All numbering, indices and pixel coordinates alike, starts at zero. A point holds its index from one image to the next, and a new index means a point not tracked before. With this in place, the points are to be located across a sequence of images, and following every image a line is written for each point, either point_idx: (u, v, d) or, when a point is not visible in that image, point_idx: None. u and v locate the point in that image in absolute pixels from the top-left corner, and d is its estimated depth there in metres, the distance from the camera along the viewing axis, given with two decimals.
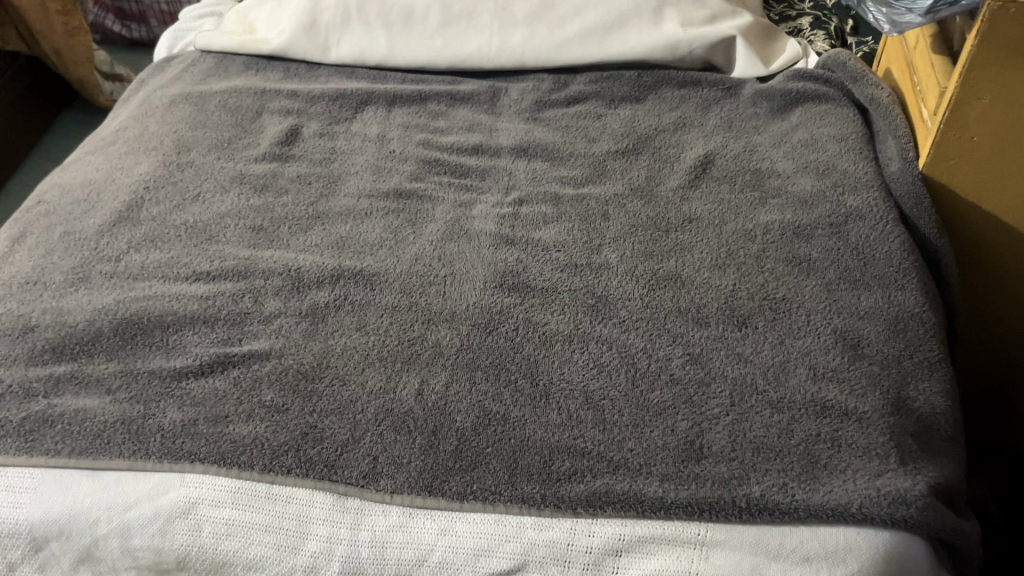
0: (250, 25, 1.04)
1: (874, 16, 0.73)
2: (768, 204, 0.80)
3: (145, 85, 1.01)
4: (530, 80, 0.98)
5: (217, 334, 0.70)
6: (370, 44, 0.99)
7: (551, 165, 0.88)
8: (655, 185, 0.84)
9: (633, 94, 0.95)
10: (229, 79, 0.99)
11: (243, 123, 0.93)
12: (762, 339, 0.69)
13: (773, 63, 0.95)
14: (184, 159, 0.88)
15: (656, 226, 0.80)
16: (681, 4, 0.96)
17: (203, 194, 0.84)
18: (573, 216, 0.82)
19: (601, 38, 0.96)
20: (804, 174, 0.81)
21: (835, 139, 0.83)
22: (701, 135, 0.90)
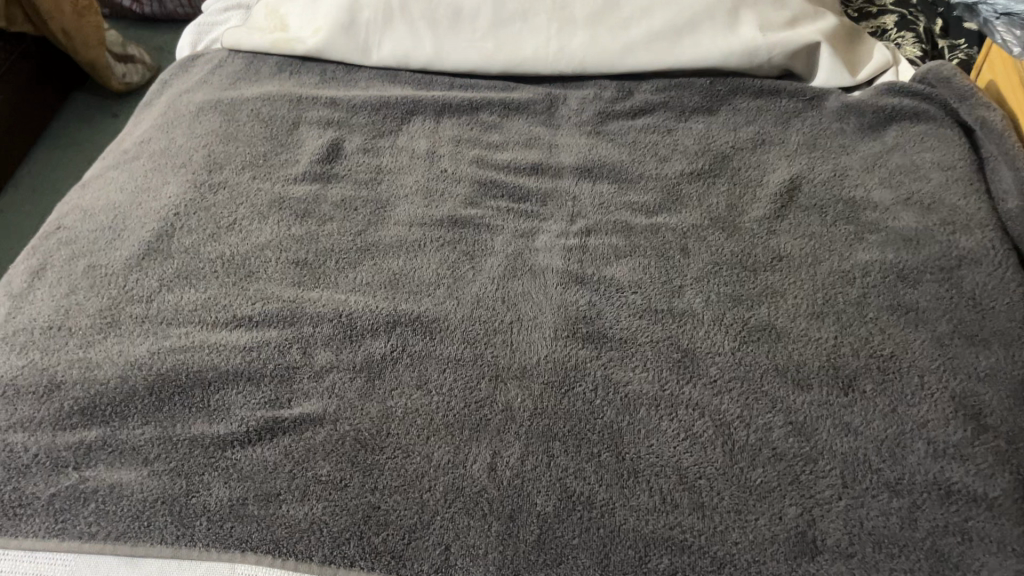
0: (281, 20, 0.94)
1: (1000, 38, 0.64)
2: (866, 242, 0.72)
3: (169, 87, 0.93)
4: (590, 88, 0.90)
5: (264, 394, 0.63)
6: (415, 46, 0.91)
7: (619, 188, 0.80)
8: (737, 214, 0.76)
9: (705, 106, 0.87)
10: (261, 83, 0.91)
11: (278, 135, 0.85)
12: (872, 406, 0.62)
13: (860, 71, 0.87)
14: (216, 180, 0.80)
15: (742, 265, 0.72)
16: (759, 4, 0.87)
17: (239, 222, 0.77)
18: (649, 250, 0.74)
19: (670, 41, 0.87)
20: (905, 207, 0.73)
21: (939, 166, 0.75)
22: (783, 155, 0.82)
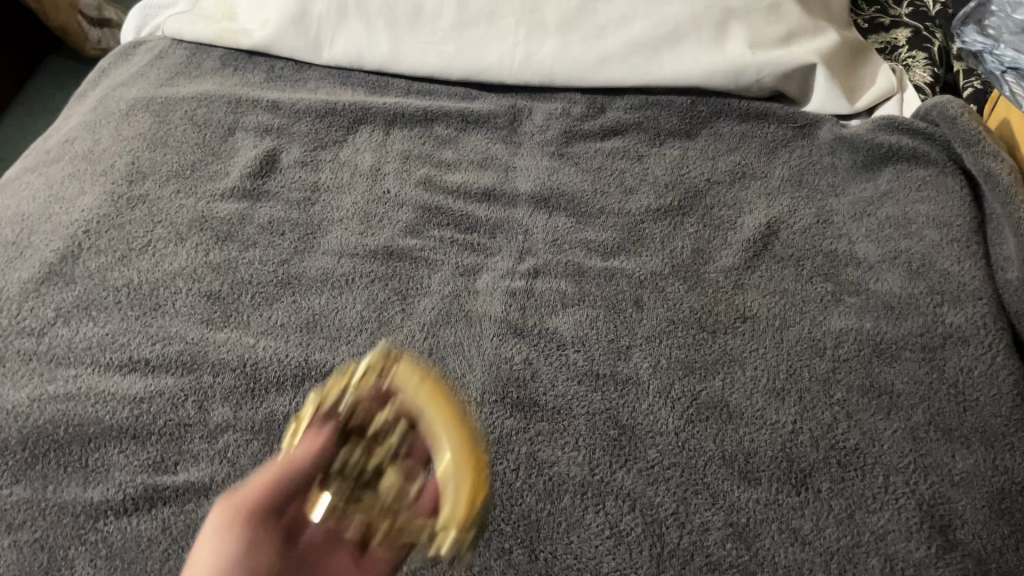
0: (229, 8, 0.86)
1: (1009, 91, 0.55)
2: (843, 305, 0.64)
3: (105, 78, 0.86)
4: (559, 101, 0.81)
5: (149, 455, 0.57)
6: (370, 45, 0.82)
7: (576, 222, 0.72)
8: (703, 262, 0.68)
9: (683, 129, 0.78)
10: (201, 80, 0.83)
11: (210, 142, 0.78)
12: (826, 510, 0.54)
13: (861, 98, 0.77)
14: (136, 192, 0.73)
15: (700, 325, 0.64)
16: (750, 17, 0.77)
17: (153, 244, 0.70)
18: (599, 299, 0.66)
19: (649, 55, 0.78)
20: (891, 267, 0.65)
21: (934, 222, 0.66)
22: (764, 192, 0.73)
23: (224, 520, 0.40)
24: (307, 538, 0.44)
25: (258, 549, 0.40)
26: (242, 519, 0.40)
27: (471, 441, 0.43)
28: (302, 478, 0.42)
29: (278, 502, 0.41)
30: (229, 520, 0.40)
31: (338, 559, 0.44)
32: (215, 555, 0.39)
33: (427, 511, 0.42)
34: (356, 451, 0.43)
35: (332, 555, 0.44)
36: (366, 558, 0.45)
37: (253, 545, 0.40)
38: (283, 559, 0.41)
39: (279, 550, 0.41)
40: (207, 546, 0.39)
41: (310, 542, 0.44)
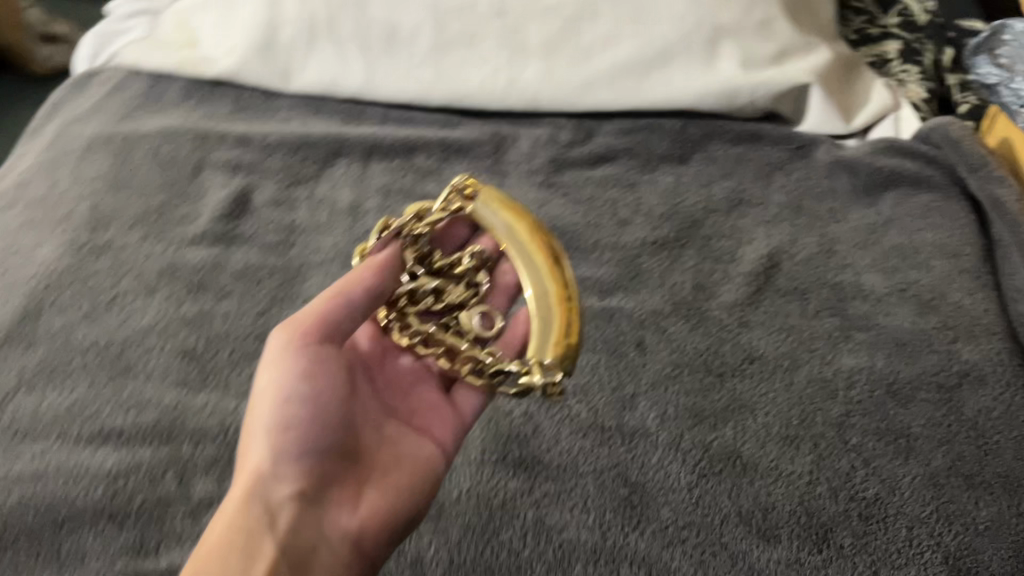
0: (190, 35, 0.82)
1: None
2: (853, 342, 0.62)
3: (60, 112, 0.81)
4: (544, 126, 0.78)
5: (127, 538, 0.53)
6: (343, 71, 0.78)
7: (569, 257, 0.69)
8: (705, 298, 0.65)
9: (675, 153, 0.75)
10: (164, 113, 0.78)
11: (177, 182, 0.73)
12: (850, 568, 0.52)
13: (856, 116, 0.75)
14: (99, 240, 0.69)
15: (706, 368, 0.61)
16: (743, 34, 0.74)
17: (120, 298, 0.65)
18: (600, 342, 0.63)
19: (638, 77, 0.75)
20: (901, 299, 0.63)
21: (942, 250, 0.64)
22: (763, 220, 0.70)
23: (286, 340, 0.52)
24: (388, 367, 0.59)
25: (315, 383, 0.52)
26: (304, 328, 0.53)
27: (560, 261, 0.58)
28: (341, 312, 0.54)
29: (334, 332, 0.54)
30: (289, 347, 0.52)
31: (378, 465, 0.52)
32: (280, 365, 0.52)
33: (507, 348, 0.57)
34: (427, 282, 0.58)
35: (378, 458, 0.53)
36: (414, 443, 0.54)
37: (316, 374, 0.52)
38: (351, 383, 0.54)
39: (336, 436, 0.51)
40: (279, 361, 0.52)
41: (390, 363, 0.59)
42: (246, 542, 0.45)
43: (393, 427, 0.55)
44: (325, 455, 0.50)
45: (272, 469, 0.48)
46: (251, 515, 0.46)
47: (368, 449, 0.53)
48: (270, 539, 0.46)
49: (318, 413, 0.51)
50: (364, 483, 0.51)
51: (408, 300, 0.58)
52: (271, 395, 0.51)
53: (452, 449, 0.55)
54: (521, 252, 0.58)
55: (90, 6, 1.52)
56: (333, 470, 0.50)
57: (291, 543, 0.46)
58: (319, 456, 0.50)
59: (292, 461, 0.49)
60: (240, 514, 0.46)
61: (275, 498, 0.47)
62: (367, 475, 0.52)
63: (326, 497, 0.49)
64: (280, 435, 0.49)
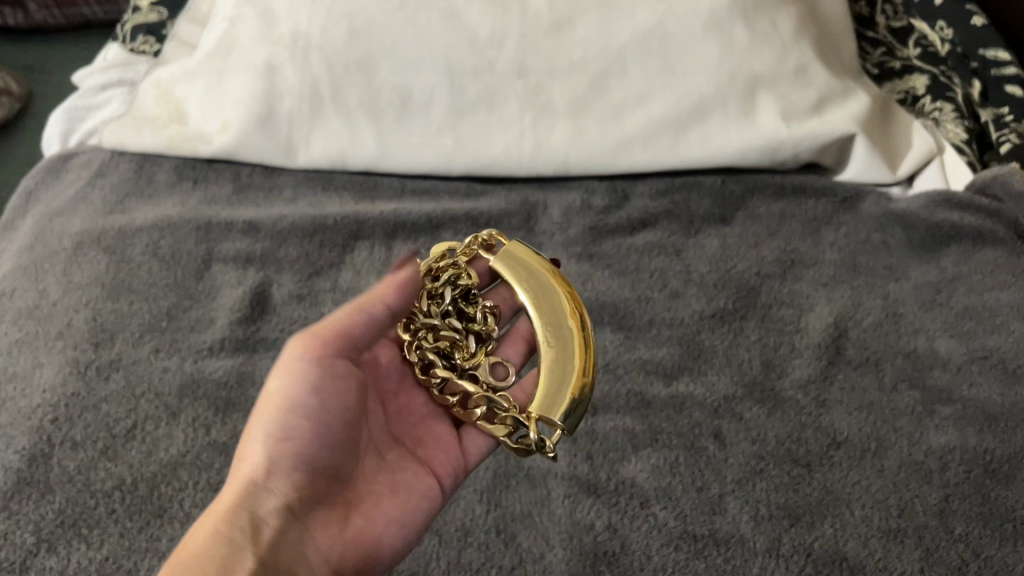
0: (176, 107, 0.74)
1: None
2: (938, 417, 0.58)
3: (38, 203, 0.73)
4: (576, 191, 0.73)
5: None
6: (353, 143, 0.72)
7: (624, 338, 0.65)
8: (776, 377, 0.62)
9: (717, 213, 0.71)
10: (159, 202, 0.72)
11: (185, 281, 0.66)
12: None
13: (900, 163, 0.73)
14: (106, 358, 0.61)
15: (792, 459, 0.57)
16: (779, 83, 0.70)
17: (139, 426, 0.58)
18: (674, 436, 0.59)
19: (675, 135, 0.70)
20: (983, 367, 0.60)
21: (1017, 312, 0.61)
22: (821, 281, 0.67)
23: (295, 350, 0.53)
24: (406, 397, 0.60)
25: (320, 400, 0.52)
26: (324, 341, 0.53)
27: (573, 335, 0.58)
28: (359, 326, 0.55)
29: (344, 344, 0.54)
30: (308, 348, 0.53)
31: (371, 493, 0.53)
32: (291, 375, 0.52)
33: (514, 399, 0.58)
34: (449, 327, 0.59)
35: (371, 485, 0.53)
36: (409, 476, 0.55)
37: (323, 390, 0.52)
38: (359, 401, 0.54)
39: (333, 456, 0.52)
40: (284, 372, 0.52)
41: (406, 394, 0.60)
42: (226, 548, 0.46)
43: (392, 456, 0.56)
44: (318, 476, 0.51)
45: (264, 479, 0.49)
46: (231, 521, 0.47)
47: (365, 475, 0.54)
48: (250, 551, 0.46)
49: (318, 435, 0.51)
50: (350, 511, 0.51)
51: (428, 333, 0.59)
52: (274, 407, 0.51)
53: (448, 486, 0.55)
54: (550, 308, 0.60)
55: (18, 48, 1.39)
56: (324, 492, 0.51)
57: (267, 557, 0.47)
58: (316, 472, 0.51)
59: (283, 475, 0.50)
60: (225, 520, 0.47)
61: (261, 511, 0.48)
62: (356, 501, 0.52)
63: (312, 518, 0.50)
64: (277, 447, 0.50)
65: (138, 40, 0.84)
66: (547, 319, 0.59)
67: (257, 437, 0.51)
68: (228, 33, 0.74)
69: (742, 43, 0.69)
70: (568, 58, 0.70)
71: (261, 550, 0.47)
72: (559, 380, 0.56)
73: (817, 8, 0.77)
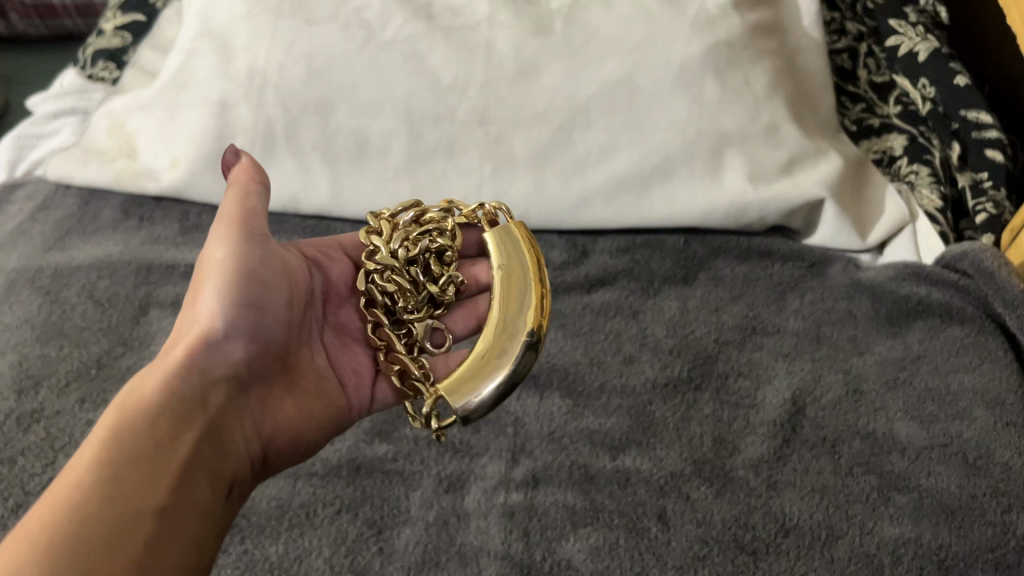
0: (127, 141, 0.73)
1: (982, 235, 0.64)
2: (893, 506, 0.55)
3: None
4: (534, 244, 0.72)
5: None
6: (305, 187, 0.70)
7: (572, 405, 0.62)
8: (728, 455, 0.58)
9: (678, 273, 0.69)
10: (102, 242, 0.71)
11: (119, 327, 0.64)
12: None
13: (870, 230, 0.70)
14: (28, 407, 0.59)
15: (738, 546, 0.54)
16: (748, 143, 0.67)
17: (55, 483, 0.55)
18: (616, 515, 0.56)
19: (637, 192, 0.68)
20: (944, 455, 0.57)
21: (982, 398, 0.59)
22: (782, 351, 0.64)
23: (248, 226, 0.52)
24: (339, 311, 0.60)
25: (273, 278, 0.52)
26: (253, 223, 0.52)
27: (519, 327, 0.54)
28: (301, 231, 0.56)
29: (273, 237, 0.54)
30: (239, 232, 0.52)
31: (300, 384, 0.53)
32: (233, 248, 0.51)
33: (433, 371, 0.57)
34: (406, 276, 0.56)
35: (301, 377, 0.53)
36: (331, 381, 0.55)
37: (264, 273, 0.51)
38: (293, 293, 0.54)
39: (273, 339, 0.51)
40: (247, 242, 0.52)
41: (340, 307, 0.60)
42: (183, 402, 0.44)
43: (319, 357, 0.56)
44: (263, 352, 0.50)
45: (224, 338, 0.48)
46: (189, 379, 0.45)
47: (295, 366, 0.54)
48: (204, 411, 0.45)
49: (270, 313, 0.51)
50: (281, 394, 0.51)
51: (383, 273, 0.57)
52: (236, 269, 0.50)
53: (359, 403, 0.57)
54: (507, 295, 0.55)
55: None
56: (262, 373, 0.50)
57: (218, 420, 0.45)
58: (259, 351, 0.50)
59: (237, 345, 0.48)
60: (179, 373, 0.45)
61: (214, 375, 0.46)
62: (288, 387, 0.52)
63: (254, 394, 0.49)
64: (229, 314, 0.49)
65: (99, 66, 0.83)
66: (505, 314, 0.55)
67: (212, 297, 0.49)
68: (185, 65, 0.72)
69: (711, 99, 0.66)
70: (532, 107, 0.68)
71: (213, 416, 0.45)
72: (478, 373, 0.53)
73: (794, 61, 0.74)
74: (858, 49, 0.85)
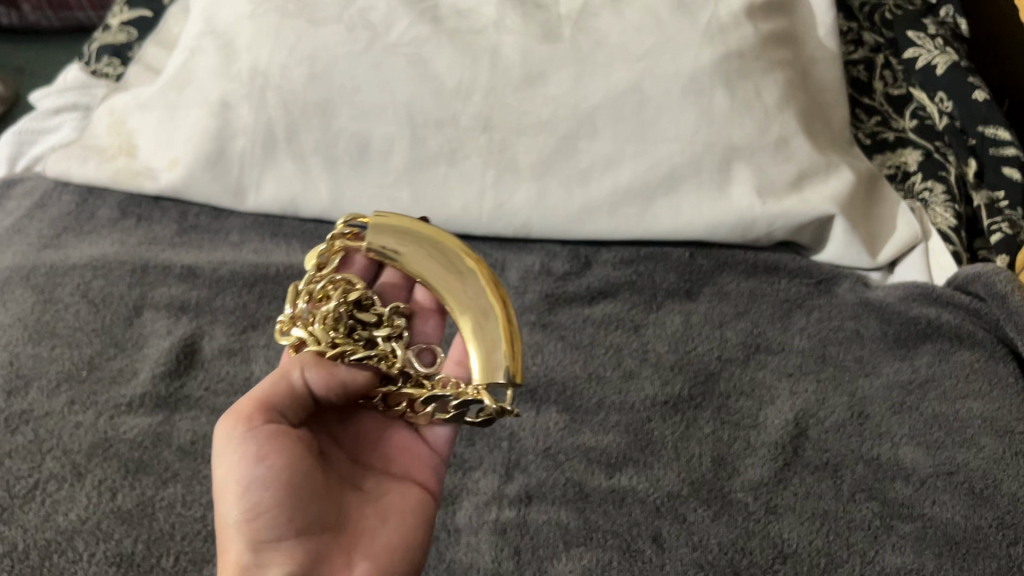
0: (127, 139, 0.73)
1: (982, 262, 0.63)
2: (895, 535, 0.53)
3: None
4: (536, 253, 0.71)
5: None
6: (304, 189, 0.70)
7: (570, 420, 0.60)
8: (728, 477, 0.57)
9: (682, 287, 0.68)
10: (99, 241, 0.71)
11: (112, 329, 0.64)
12: None
13: (881, 248, 0.69)
14: (17, 408, 0.59)
15: (734, 571, 0.52)
16: (757, 156, 0.65)
17: (41, 486, 0.55)
18: (609, 535, 0.54)
19: (641, 204, 0.67)
20: (951, 484, 0.55)
21: (991, 427, 0.57)
22: (784, 370, 0.62)
23: (244, 414, 0.45)
24: (369, 430, 0.52)
25: (283, 466, 0.45)
26: (246, 414, 0.45)
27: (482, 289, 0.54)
28: (287, 398, 0.47)
29: (283, 407, 0.47)
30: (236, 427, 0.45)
31: (367, 525, 0.47)
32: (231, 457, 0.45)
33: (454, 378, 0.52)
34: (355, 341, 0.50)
35: (365, 516, 0.48)
36: (393, 497, 0.49)
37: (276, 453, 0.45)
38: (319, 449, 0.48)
39: (316, 510, 0.45)
40: (225, 456, 0.45)
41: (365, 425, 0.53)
42: None
43: (368, 482, 0.50)
44: (316, 528, 0.45)
45: (256, 561, 0.43)
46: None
47: (355, 512, 0.48)
48: None
49: (301, 494, 0.45)
50: (357, 548, 0.46)
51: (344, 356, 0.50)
52: (232, 491, 0.44)
53: (434, 490, 0.51)
54: (452, 271, 0.54)
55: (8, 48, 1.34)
56: (323, 543, 0.45)
57: None
58: (303, 533, 0.44)
59: (275, 545, 0.43)
60: None
61: None
62: (355, 538, 0.46)
63: (322, 569, 0.44)
64: (253, 525, 0.43)
65: (104, 61, 0.83)
66: (461, 297, 0.53)
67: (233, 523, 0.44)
68: (187, 64, 0.72)
69: (720, 111, 0.65)
70: (536, 115, 0.67)
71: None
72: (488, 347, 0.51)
73: (807, 73, 0.73)
74: (875, 61, 0.83)
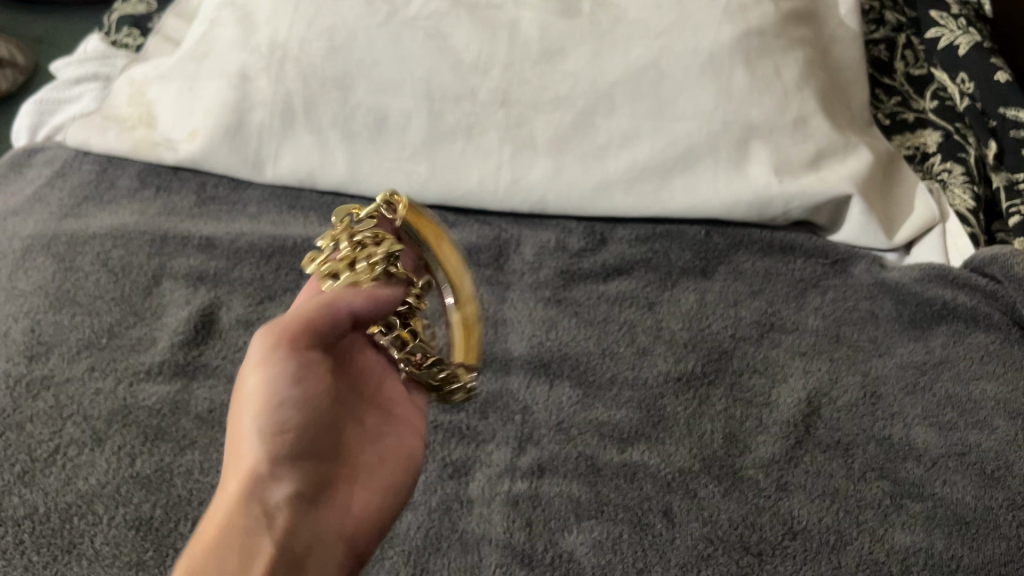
0: (146, 110, 0.74)
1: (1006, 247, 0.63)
2: (905, 514, 0.53)
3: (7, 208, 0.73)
4: (551, 229, 0.71)
5: None
6: (322, 162, 0.70)
7: (583, 395, 0.61)
8: (739, 454, 0.57)
9: (697, 266, 0.68)
10: (118, 211, 0.72)
11: (131, 298, 0.65)
12: None
13: (898, 229, 0.68)
14: (38, 373, 0.60)
15: (743, 546, 0.52)
16: (776, 134, 0.65)
17: (62, 450, 0.56)
18: (620, 508, 0.54)
19: (658, 181, 0.67)
20: (963, 465, 0.55)
21: (1004, 409, 0.57)
22: (798, 350, 0.62)
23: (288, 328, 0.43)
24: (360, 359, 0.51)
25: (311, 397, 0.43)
26: (291, 329, 0.43)
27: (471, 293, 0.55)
28: (332, 325, 0.44)
29: (326, 330, 0.44)
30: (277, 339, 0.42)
31: (361, 464, 0.47)
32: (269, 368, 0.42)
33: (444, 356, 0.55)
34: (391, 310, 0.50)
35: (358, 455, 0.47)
36: (385, 440, 0.49)
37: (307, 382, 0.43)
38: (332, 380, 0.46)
39: (324, 442, 0.45)
40: (261, 366, 0.42)
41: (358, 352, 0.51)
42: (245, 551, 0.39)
43: (364, 420, 0.49)
44: (321, 457, 0.44)
45: (270, 476, 0.41)
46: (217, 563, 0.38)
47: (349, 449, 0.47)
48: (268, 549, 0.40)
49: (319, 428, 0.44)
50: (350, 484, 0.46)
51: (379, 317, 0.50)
52: (261, 400, 0.42)
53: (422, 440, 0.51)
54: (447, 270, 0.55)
55: (23, 16, 1.34)
56: (323, 473, 0.45)
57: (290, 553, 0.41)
58: (313, 462, 0.44)
59: (291, 468, 0.42)
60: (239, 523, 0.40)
61: (272, 505, 0.41)
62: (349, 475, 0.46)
63: (319, 500, 0.44)
64: (276, 442, 0.42)
65: (124, 32, 0.84)
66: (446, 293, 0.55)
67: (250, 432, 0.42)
68: (207, 36, 0.73)
69: (738, 89, 0.65)
70: (554, 91, 0.67)
71: (289, 540, 0.41)
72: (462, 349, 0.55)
73: (825, 54, 0.72)
74: (896, 41, 0.82)
